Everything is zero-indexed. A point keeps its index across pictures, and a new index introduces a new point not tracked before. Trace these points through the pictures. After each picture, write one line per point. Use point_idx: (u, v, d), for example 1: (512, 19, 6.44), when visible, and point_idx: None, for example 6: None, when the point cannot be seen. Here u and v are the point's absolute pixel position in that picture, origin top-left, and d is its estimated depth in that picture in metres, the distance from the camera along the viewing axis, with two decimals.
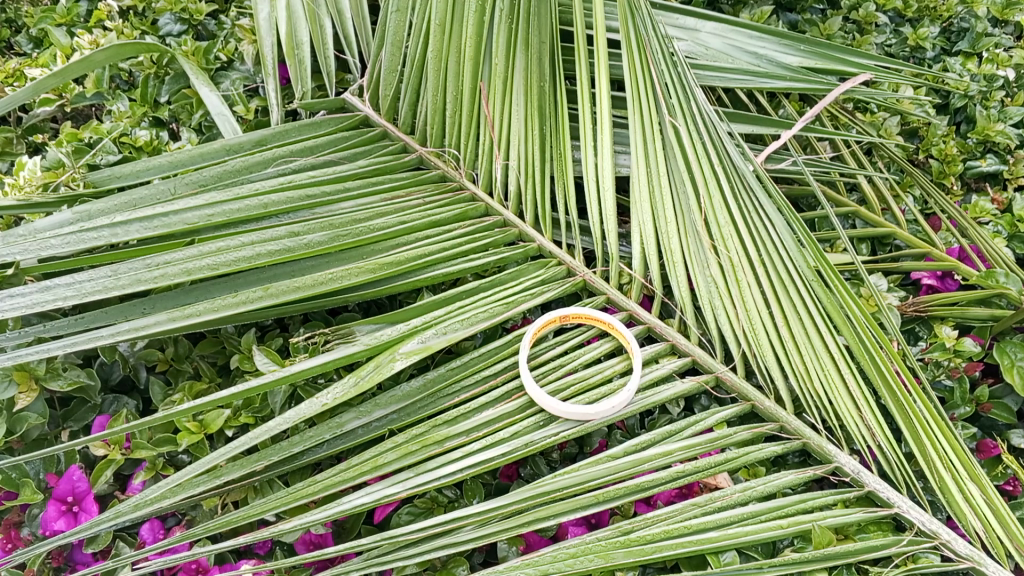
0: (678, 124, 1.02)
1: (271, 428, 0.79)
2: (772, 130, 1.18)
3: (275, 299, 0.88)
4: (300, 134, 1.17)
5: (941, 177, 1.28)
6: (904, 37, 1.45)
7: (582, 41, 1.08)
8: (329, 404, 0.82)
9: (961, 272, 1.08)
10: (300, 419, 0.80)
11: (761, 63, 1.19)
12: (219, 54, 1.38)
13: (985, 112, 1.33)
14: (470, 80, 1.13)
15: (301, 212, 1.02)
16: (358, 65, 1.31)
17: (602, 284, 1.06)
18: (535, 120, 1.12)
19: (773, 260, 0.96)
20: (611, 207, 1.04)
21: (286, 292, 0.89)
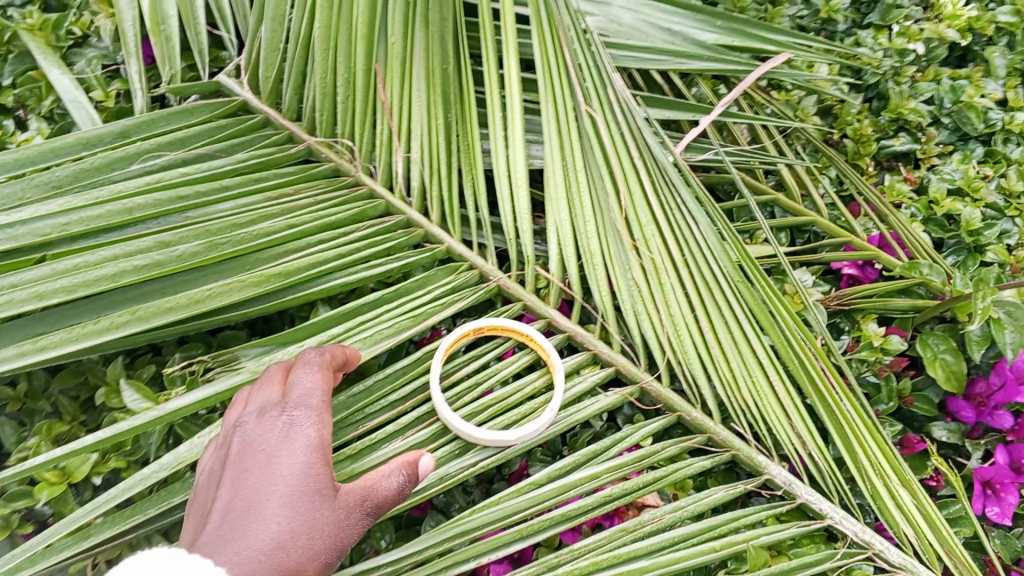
0: (595, 115, 0.95)
1: (148, 475, 0.73)
2: (689, 117, 1.07)
3: (144, 323, 0.80)
4: (169, 123, 1.02)
5: (856, 158, 1.21)
6: (816, 9, 1.35)
7: (487, 15, 0.99)
8: (210, 445, 0.77)
9: (882, 261, 1.03)
10: (179, 465, 0.75)
11: (676, 40, 1.10)
12: (72, 28, 1.20)
13: (897, 88, 1.24)
14: (363, 62, 0.99)
15: (173, 215, 0.92)
16: (234, 43, 1.13)
17: (518, 289, 0.96)
18: (438, 107, 1.00)
19: (697, 260, 0.91)
20: (526, 205, 0.96)
21: (157, 314, 0.81)
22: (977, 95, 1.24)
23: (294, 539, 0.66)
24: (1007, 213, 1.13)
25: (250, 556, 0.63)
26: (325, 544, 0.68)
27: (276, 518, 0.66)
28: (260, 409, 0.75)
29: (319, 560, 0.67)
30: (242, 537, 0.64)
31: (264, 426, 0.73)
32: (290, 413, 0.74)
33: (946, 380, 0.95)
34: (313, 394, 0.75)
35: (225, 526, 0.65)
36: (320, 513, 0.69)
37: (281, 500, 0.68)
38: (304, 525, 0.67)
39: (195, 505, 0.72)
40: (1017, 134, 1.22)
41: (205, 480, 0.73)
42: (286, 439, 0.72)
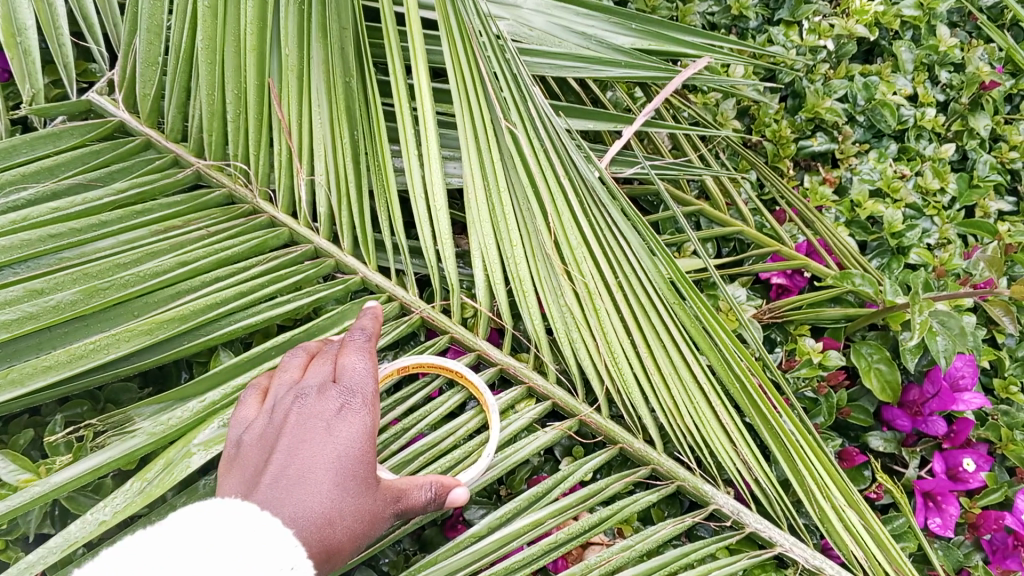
0: (515, 131, 0.86)
1: (32, 563, 0.63)
2: (611, 125, 1.01)
3: (18, 387, 0.69)
4: (33, 150, 0.89)
5: (776, 160, 1.19)
6: (726, 6, 1.30)
7: (391, 21, 0.90)
8: (108, 521, 0.66)
9: (812, 268, 1.00)
10: (70, 547, 0.64)
11: (591, 44, 1.04)
12: None
13: (813, 87, 1.21)
14: (255, 77, 0.88)
15: (44, 257, 0.80)
16: (105, 57, 1.01)
17: (444, 320, 0.89)
18: (343, 125, 0.89)
19: (631, 282, 0.85)
20: (447, 229, 0.87)
21: (31, 375, 0.70)
22: (889, 92, 1.24)
23: (340, 518, 0.64)
24: (926, 211, 1.15)
25: (301, 527, 0.61)
26: (361, 531, 0.66)
27: (327, 495, 0.64)
28: (317, 383, 0.70)
29: (357, 541, 0.66)
30: (293, 507, 0.62)
31: (321, 403, 0.68)
32: (347, 395, 0.69)
33: (882, 389, 0.94)
34: (366, 381, 0.70)
35: (281, 491, 0.63)
36: (367, 500, 0.66)
37: (334, 478, 0.65)
38: (349, 509, 0.65)
39: (230, 461, 0.67)
40: (928, 130, 1.24)
41: (251, 439, 0.68)
42: (340, 418, 0.68)
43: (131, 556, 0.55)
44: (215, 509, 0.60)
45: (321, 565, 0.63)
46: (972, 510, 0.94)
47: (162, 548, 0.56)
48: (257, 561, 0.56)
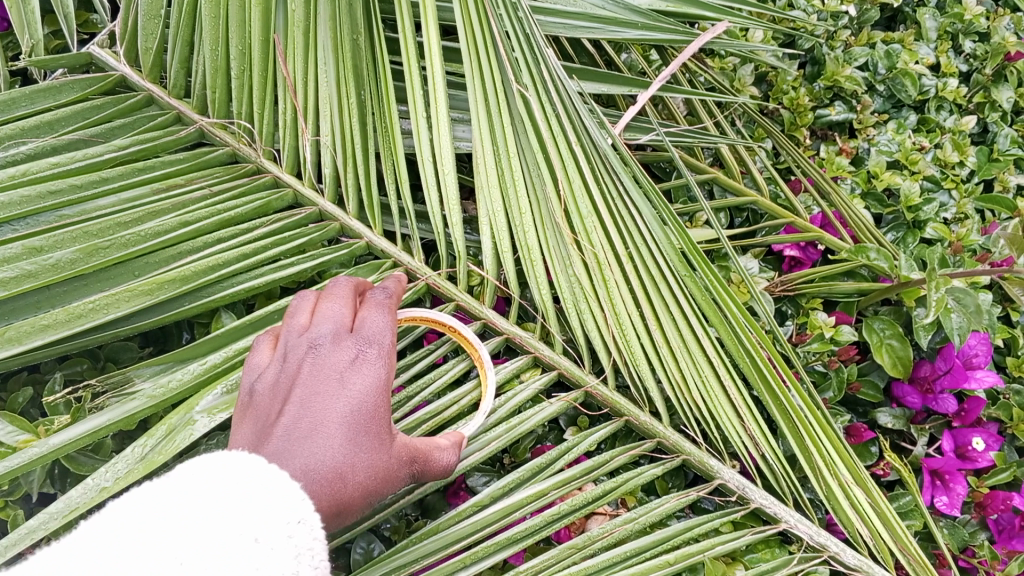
0: (528, 95, 0.83)
1: (33, 529, 0.63)
2: (625, 88, 0.98)
3: (16, 346, 0.68)
4: (33, 103, 0.87)
5: (793, 129, 1.16)
6: None
7: None
8: (109, 489, 0.65)
9: (826, 242, 0.98)
10: (70, 514, 0.64)
11: (608, 4, 1.00)
12: None
13: (833, 54, 1.18)
14: (260, 31, 0.86)
15: (44, 214, 0.78)
16: (106, 7, 0.98)
17: (451, 288, 0.87)
18: (349, 83, 0.86)
19: (642, 254, 0.83)
20: (454, 193, 0.85)
21: (30, 334, 0.69)
22: (911, 60, 1.20)
23: (353, 474, 0.60)
24: (944, 185, 1.12)
25: (310, 481, 0.57)
26: (373, 487, 0.62)
27: (339, 447, 0.60)
28: (332, 330, 0.65)
29: (368, 497, 0.62)
30: (304, 458, 0.58)
31: (336, 352, 0.64)
32: (363, 345, 0.65)
33: (893, 366, 0.93)
34: (385, 334, 0.66)
35: (291, 442, 0.59)
36: (380, 456, 0.62)
37: (346, 432, 0.61)
38: (362, 464, 0.61)
39: (240, 411, 0.63)
40: (949, 101, 1.21)
41: (263, 388, 0.64)
42: (355, 367, 0.63)
43: (120, 508, 0.50)
44: (215, 463, 0.55)
45: (330, 519, 0.59)
46: (981, 489, 0.93)
47: (157, 499, 0.50)
48: (261, 513, 0.50)
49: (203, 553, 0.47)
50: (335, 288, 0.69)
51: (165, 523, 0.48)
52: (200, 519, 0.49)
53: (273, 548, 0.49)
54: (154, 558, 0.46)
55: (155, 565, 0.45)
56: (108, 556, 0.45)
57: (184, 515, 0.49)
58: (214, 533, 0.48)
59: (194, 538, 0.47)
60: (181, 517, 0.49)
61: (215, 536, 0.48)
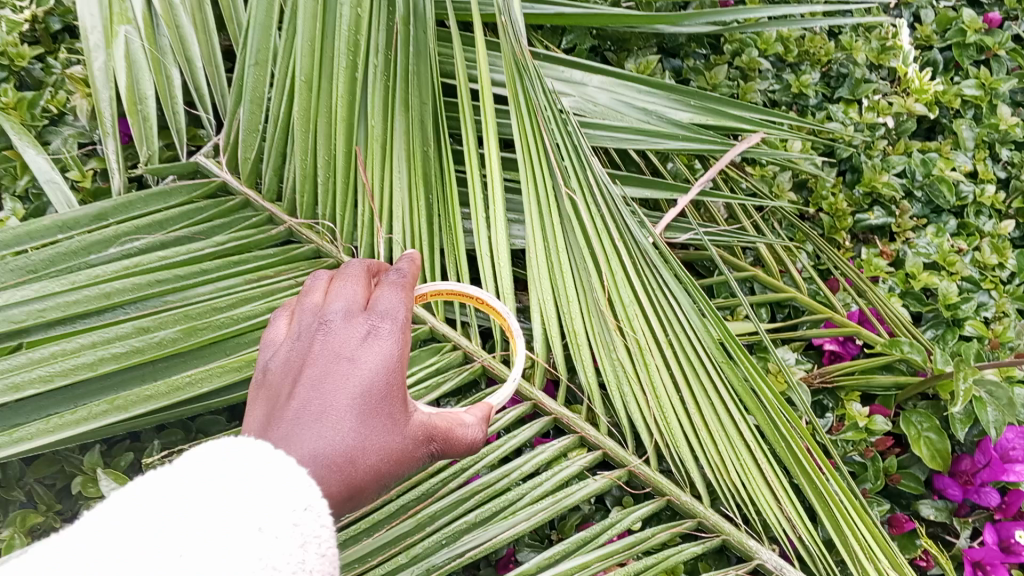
0: (576, 198, 0.94)
1: None
2: (666, 193, 1.07)
3: (124, 411, 0.78)
4: (148, 205, 1.01)
5: (833, 232, 1.23)
6: (787, 84, 1.37)
7: (466, 97, 0.99)
8: None
9: (864, 337, 1.03)
10: None
11: (651, 119, 1.12)
12: (47, 106, 1.19)
13: (870, 162, 1.26)
14: (344, 144, 0.98)
15: (152, 299, 0.90)
16: (213, 123, 1.13)
17: (504, 370, 0.95)
18: (419, 187, 0.99)
19: (681, 341, 0.91)
20: (509, 285, 0.94)
21: (136, 403, 0.79)
22: (947, 168, 1.27)
23: (363, 455, 0.61)
24: (983, 285, 1.16)
25: (319, 465, 0.58)
26: (385, 466, 0.63)
27: (349, 431, 0.60)
28: (344, 309, 0.65)
29: (381, 476, 0.63)
30: (311, 441, 0.58)
31: (348, 330, 0.64)
32: (375, 323, 0.64)
33: (932, 458, 0.95)
34: (398, 309, 0.65)
35: (300, 425, 0.59)
36: (393, 435, 0.63)
37: (357, 414, 0.61)
38: (373, 444, 0.62)
39: (258, 392, 0.65)
40: (988, 206, 1.27)
41: (278, 366, 0.65)
42: (366, 346, 0.63)
43: (124, 493, 0.48)
44: (223, 447, 0.53)
45: (342, 500, 0.60)
46: None
47: (163, 483, 0.49)
48: (267, 501, 0.49)
49: (206, 542, 0.46)
50: (350, 266, 0.69)
51: (169, 508, 0.47)
52: (205, 504, 0.47)
53: (278, 537, 0.48)
54: (154, 547, 0.44)
55: (152, 555, 0.44)
56: (108, 545, 0.44)
57: (187, 502, 0.48)
58: (217, 522, 0.47)
59: (195, 526, 0.46)
60: (184, 505, 0.47)
61: (218, 526, 0.47)
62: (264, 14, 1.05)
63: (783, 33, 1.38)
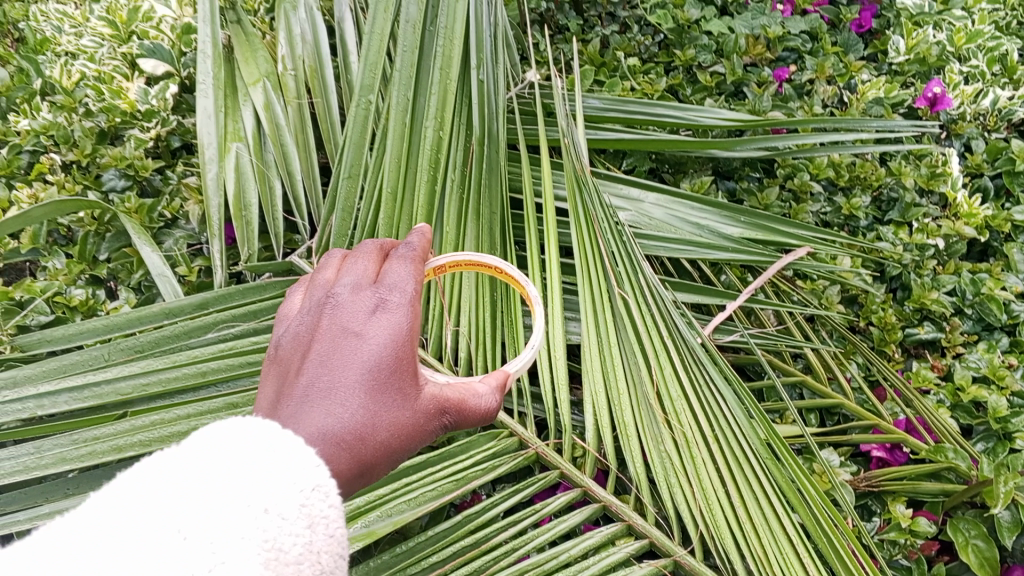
0: (627, 297, 1.04)
1: None
2: (717, 300, 1.15)
3: None
4: (244, 297, 1.12)
5: (883, 344, 1.27)
6: (838, 206, 1.45)
7: (531, 209, 1.10)
8: None
9: (910, 444, 1.06)
10: None
11: (703, 233, 1.20)
12: (164, 211, 1.35)
13: (919, 280, 1.31)
14: (420, 245, 1.07)
15: (242, 379, 0.99)
16: (307, 228, 1.24)
17: (556, 457, 1.01)
18: (485, 285, 1.09)
19: (727, 437, 0.96)
20: (563, 376, 1.01)
21: None
22: (998, 287, 1.31)
23: (373, 433, 0.67)
24: None
25: (331, 438, 0.63)
26: (394, 441, 0.69)
27: (359, 406, 0.66)
28: (354, 287, 0.73)
29: (391, 452, 0.69)
30: (322, 415, 0.64)
31: (357, 306, 0.72)
32: (382, 301, 0.72)
33: (980, 566, 0.96)
34: (405, 287, 0.73)
35: (312, 398, 0.65)
36: (402, 413, 0.70)
37: (367, 391, 0.67)
38: (382, 415, 0.68)
39: (270, 370, 0.71)
40: None
41: (290, 344, 0.72)
42: (375, 323, 0.71)
43: (131, 463, 0.49)
44: (216, 431, 0.53)
45: (354, 476, 0.65)
46: None
47: (169, 457, 0.50)
48: (274, 483, 0.50)
49: (209, 519, 0.47)
50: (360, 249, 0.78)
51: (176, 482, 0.48)
52: (211, 481, 0.48)
53: (284, 518, 0.49)
54: (158, 523, 0.45)
55: (157, 532, 0.45)
56: (111, 518, 0.45)
57: (188, 481, 0.48)
58: (221, 501, 0.47)
59: (200, 502, 0.47)
60: (190, 478, 0.48)
61: (223, 505, 0.47)
62: (359, 134, 1.18)
63: (834, 160, 1.47)
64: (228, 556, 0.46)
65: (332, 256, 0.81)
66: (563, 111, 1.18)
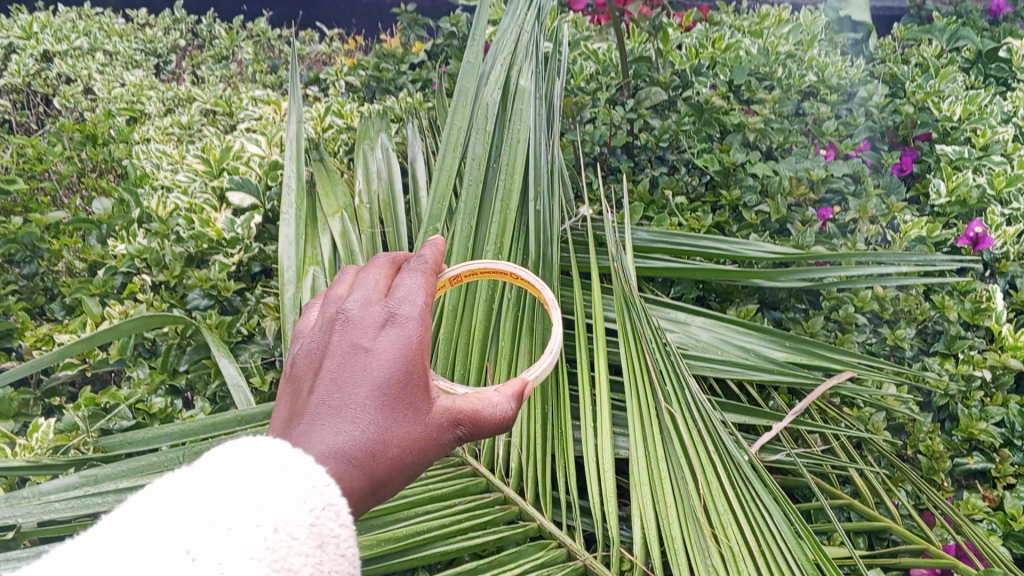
0: (674, 411, 1.09)
1: None
2: (764, 420, 1.19)
3: None
4: None
5: (932, 473, 1.28)
6: (883, 336, 1.47)
7: (582, 328, 1.18)
8: None
9: (960, 570, 1.04)
10: None
11: (749, 355, 1.26)
12: (241, 327, 1.46)
13: (966, 409, 1.34)
14: (477, 361, 1.16)
15: None
16: None
17: (603, 568, 1.01)
18: (535, 398, 1.18)
19: (774, 553, 0.96)
20: (611, 488, 1.04)
21: None
22: None
23: (386, 447, 0.73)
24: None
25: (344, 451, 0.70)
26: (409, 451, 0.75)
27: (370, 421, 0.73)
28: (364, 306, 0.81)
29: (406, 462, 0.75)
30: (335, 431, 0.71)
31: (367, 324, 0.79)
32: (390, 320, 0.79)
33: None
34: (411, 305, 0.81)
35: (326, 415, 0.72)
36: (415, 426, 0.76)
37: (378, 406, 0.74)
38: (394, 428, 0.74)
39: (289, 389, 0.78)
40: None
41: (306, 362, 0.79)
42: (383, 340, 0.78)
43: (152, 490, 0.55)
44: (233, 451, 0.59)
45: (370, 488, 0.72)
46: None
47: (188, 481, 0.56)
48: (284, 503, 0.56)
49: (217, 541, 0.52)
50: (370, 270, 0.85)
51: (186, 508, 0.53)
52: (223, 498, 0.54)
53: (293, 536, 0.55)
54: (172, 542, 0.51)
55: (170, 549, 0.50)
56: (126, 544, 0.50)
57: (203, 498, 0.54)
58: (233, 518, 0.53)
59: (209, 520, 0.53)
60: (203, 499, 0.54)
61: (235, 521, 0.53)
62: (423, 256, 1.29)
63: (878, 293, 1.51)
64: (229, 563, 0.51)
65: (345, 279, 0.88)
66: (613, 240, 1.28)
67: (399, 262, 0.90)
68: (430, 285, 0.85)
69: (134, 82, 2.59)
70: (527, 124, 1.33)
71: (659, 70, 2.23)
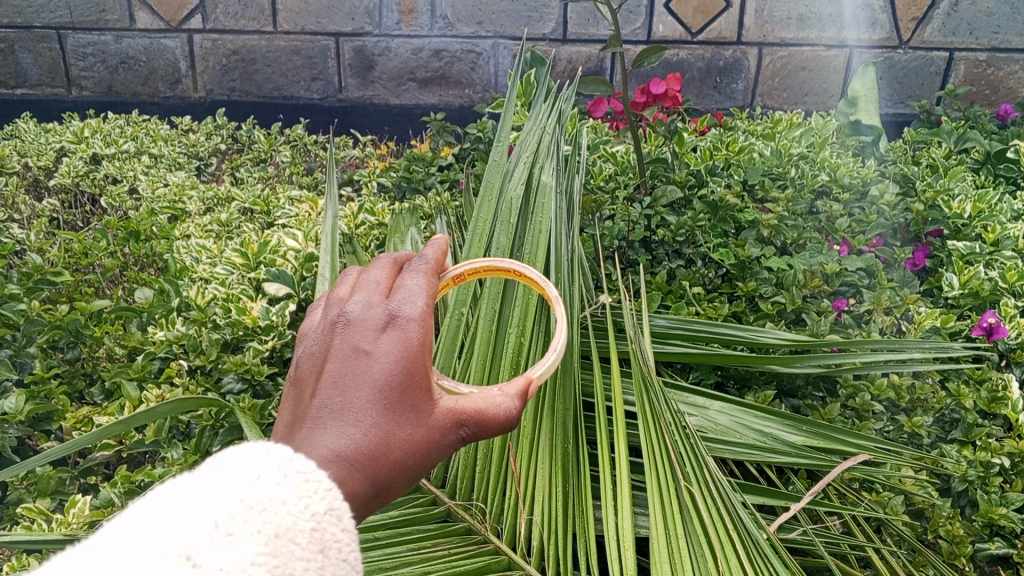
0: (694, 488, 1.11)
1: None
2: (781, 501, 1.22)
3: None
4: None
5: (953, 557, 1.30)
6: (900, 424, 1.49)
7: (603, 411, 1.21)
8: None
9: None
10: None
11: (767, 439, 1.29)
12: (273, 411, 1.51)
13: (986, 495, 1.37)
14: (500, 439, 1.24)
15: None
16: None
17: None
18: (558, 476, 1.19)
19: None
20: (633, 564, 1.05)
21: None
22: None
23: (387, 450, 0.77)
24: None
25: (344, 456, 0.75)
26: (412, 452, 0.80)
27: (370, 425, 0.77)
28: (366, 307, 0.84)
29: (410, 463, 0.80)
30: (336, 435, 0.75)
31: (367, 326, 0.82)
32: (390, 321, 0.82)
33: None
34: (411, 305, 0.84)
35: (328, 419, 0.76)
36: (417, 428, 0.80)
37: (378, 409, 0.78)
38: (395, 431, 0.79)
39: (296, 388, 0.83)
40: None
41: (311, 363, 0.83)
42: (383, 342, 0.81)
43: (148, 502, 0.58)
44: (225, 462, 0.63)
45: (373, 488, 0.77)
46: None
47: (182, 493, 0.59)
48: (278, 510, 0.60)
49: (217, 548, 0.55)
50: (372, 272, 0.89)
51: (183, 517, 0.56)
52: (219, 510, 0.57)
53: (296, 543, 0.59)
54: (172, 547, 0.54)
55: (171, 555, 0.53)
56: (128, 551, 0.53)
57: (199, 508, 0.57)
58: (229, 526, 0.57)
59: (207, 528, 0.56)
60: (200, 509, 0.57)
61: (232, 529, 0.57)
62: (450, 340, 1.36)
63: (894, 381, 1.53)
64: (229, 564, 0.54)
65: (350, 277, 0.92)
66: (633, 325, 1.32)
67: (401, 260, 0.93)
68: (431, 284, 0.87)
69: (176, 183, 2.73)
70: (548, 216, 1.40)
71: (675, 170, 2.33)
